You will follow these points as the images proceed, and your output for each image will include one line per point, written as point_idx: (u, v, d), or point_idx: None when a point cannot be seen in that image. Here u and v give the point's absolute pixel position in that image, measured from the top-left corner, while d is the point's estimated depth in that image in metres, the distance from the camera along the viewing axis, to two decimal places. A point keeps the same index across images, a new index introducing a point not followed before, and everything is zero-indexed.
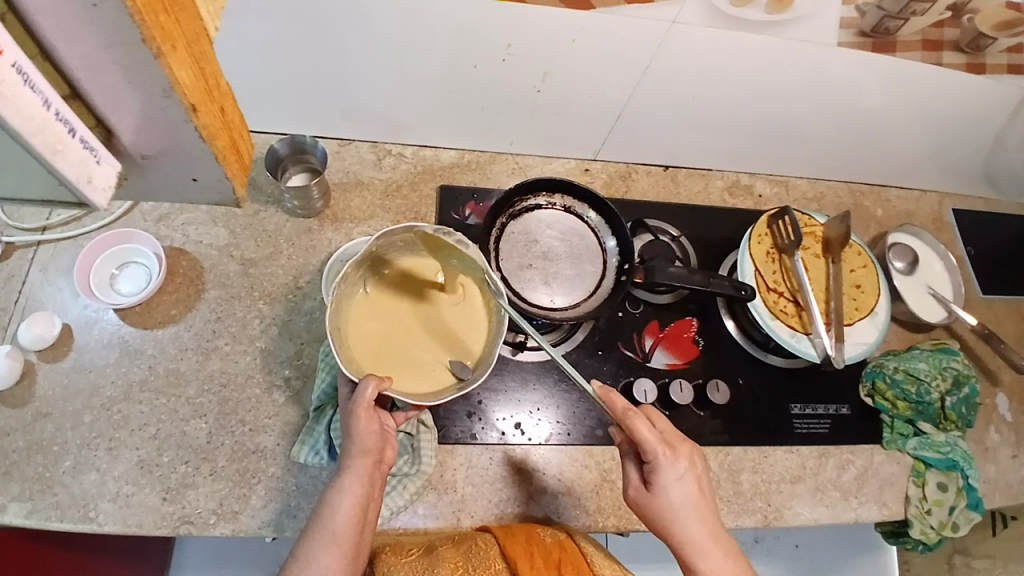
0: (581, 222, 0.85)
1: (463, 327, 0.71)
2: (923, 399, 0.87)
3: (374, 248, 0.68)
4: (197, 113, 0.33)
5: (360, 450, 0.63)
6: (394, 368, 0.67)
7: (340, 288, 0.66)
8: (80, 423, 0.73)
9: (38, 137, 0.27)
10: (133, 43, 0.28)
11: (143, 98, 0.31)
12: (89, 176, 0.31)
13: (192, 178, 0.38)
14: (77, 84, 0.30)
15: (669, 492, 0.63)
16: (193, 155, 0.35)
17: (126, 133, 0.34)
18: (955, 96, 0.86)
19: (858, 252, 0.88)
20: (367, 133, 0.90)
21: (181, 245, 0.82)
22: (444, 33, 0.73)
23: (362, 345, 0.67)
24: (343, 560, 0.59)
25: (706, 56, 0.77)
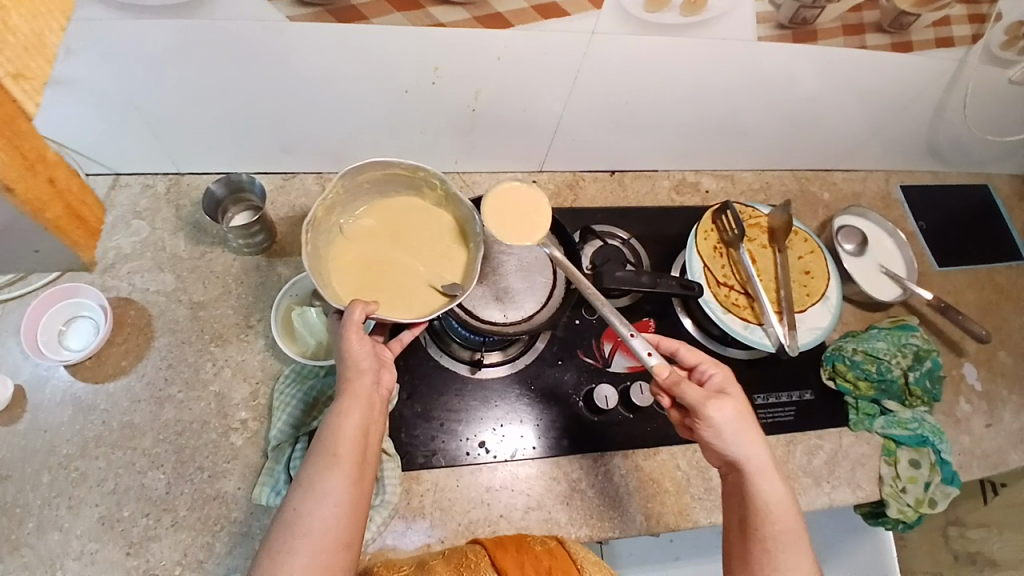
0: None
1: (441, 254, 0.75)
2: (884, 377, 0.88)
3: (339, 190, 0.72)
4: (13, 192, 0.30)
5: (359, 370, 0.63)
6: (382, 294, 0.71)
7: (316, 235, 0.72)
8: (39, 483, 0.72)
9: None
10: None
11: None
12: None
13: (33, 250, 0.34)
14: None
15: (736, 410, 0.64)
16: (21, 228, 0.32)
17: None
18: (883, 77, 0.88)
19: (804, 239, 0.90)
20: (311, 166, 0.90)
21: (129, 295, 0.81)
22: (371, 65, 0.73)
23: (347, 279, 0.72)
24: (353, 475, 0.58)
25: (633, 60, 0.78)
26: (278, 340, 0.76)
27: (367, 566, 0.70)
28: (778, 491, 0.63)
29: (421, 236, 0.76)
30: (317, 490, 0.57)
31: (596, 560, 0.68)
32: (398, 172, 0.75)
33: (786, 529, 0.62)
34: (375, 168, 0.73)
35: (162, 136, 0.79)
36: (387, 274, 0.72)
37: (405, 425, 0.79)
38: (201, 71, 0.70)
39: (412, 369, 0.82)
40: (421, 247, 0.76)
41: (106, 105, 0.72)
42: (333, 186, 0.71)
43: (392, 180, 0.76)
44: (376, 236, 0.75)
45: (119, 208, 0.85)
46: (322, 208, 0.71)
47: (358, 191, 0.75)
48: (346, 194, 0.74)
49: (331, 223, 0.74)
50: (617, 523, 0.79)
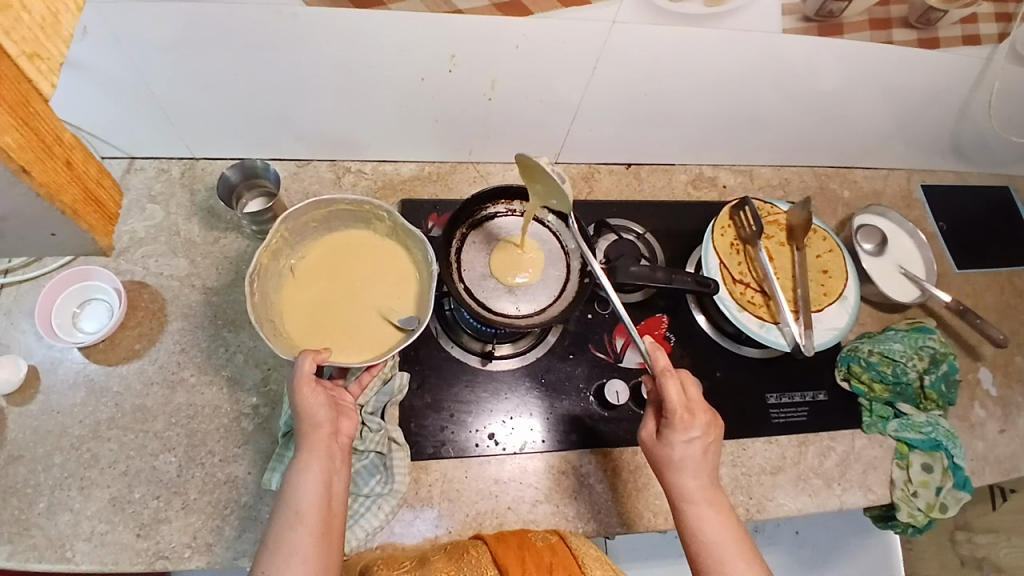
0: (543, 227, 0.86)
1: (395, 287, 0.74)
2: (900, 379, 0.86)
3: (284, 230, 0.71)
4: (22, 170, 0.40)
5: (314, 425, 0.64)
6: (337, 338, 0.70)
7: (264, 281, 0.71)
8: (52, 464, 0.73)
9: None
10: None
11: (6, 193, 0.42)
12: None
13: (51, 233, 0.50)
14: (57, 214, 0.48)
15: (681, 449, 0.68)
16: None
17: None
18: (906, 73, 0.86)
19: (823, 237, 0.88)
20: (325, 153, 0.90)
21: (142, 279, 0.81)
22: (388, 52, 0.73)
23: (299, 322, 0.71)
24: (316, 532, 0.60)
25: (654, 51, 0.77)
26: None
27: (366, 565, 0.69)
28: (718, 525, 0.66)
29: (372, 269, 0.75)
30: (282, 550, 0.58)
31: (598, 556, 0.66)
32: (345, 206, 0.74)
33: (728, 562, 0.64)
34: (321, 205, 0.72)
35: (177, 121, 0.79)
36: (338, 313, 0.72)
37: (415, 415, 0.79)
38: (212, 57, 0.69)
39: (423, 360, 0.82)
40: (373, 281, 0.74)
41: (120, 87, 0.71)
42: (275, 230, 0.70)
43: (338, 216, 0.75)
44: (326, 275, 0.74)
45: (133, 192, 0.85)
46: (266, 253, 0.70)
47: (304, 231, 0.74)
48: (291, 235, 0.73)
49: (280, 266, 0.73)
50: (623, 519, 0.79)
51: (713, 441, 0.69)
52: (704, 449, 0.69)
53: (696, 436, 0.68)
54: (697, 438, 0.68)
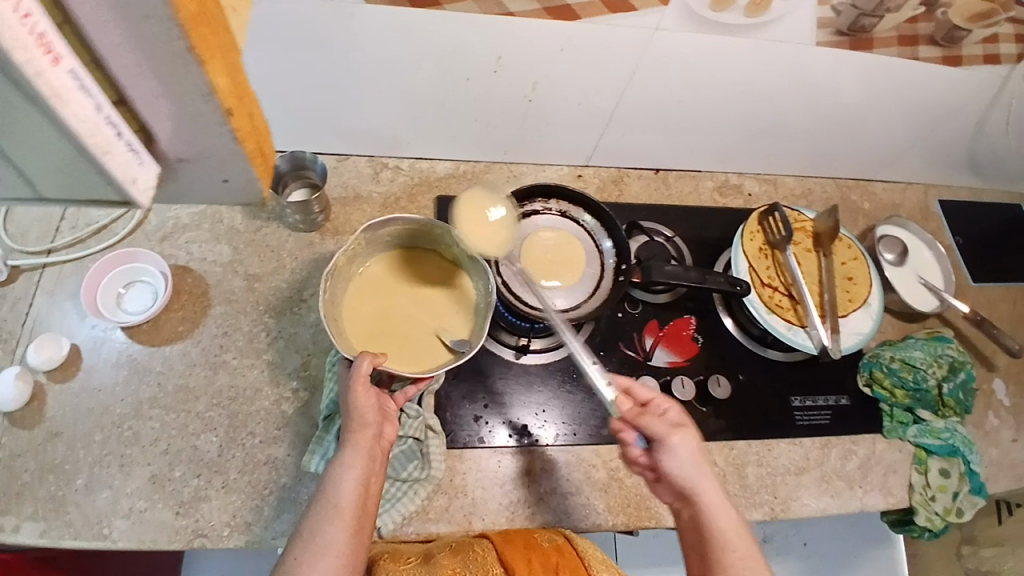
0: (577, 225, 0.86)
1: (452, 310, 0.76)
2: (920, 386, 0.88)
3: (362, 239, 0.74)
4: (233, 119, 0.27)
5: (362, 425, 0.65)
6: (391, 349, 0.72)
7: (334, 282, 0.73)
8: (92, 442, 0.74)
9: (83, 136, 0.23)
10: (177, 52, 0.23)
11: (179, 101, 0.25)
12: (133, 179, 0.27)
13: (222, 181, 0.31)
14: (123, 87, 0.25)
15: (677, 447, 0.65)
16: (225, 159, 0.29)
17: (175, 142, 0.28)
18: (928, 89, 0.89)
19: (848, 245, 0.91)
20: (364, 148, 0.92)
21: (186, 263, 0.83)
22: (434, 52, 0.75)
23: (359, 327, 0.73)
24: (350, 527, 0.60)
25: (693, 59, 0.80)
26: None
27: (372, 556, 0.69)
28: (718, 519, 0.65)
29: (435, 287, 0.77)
30: (315, 542, 0.59)
31: (604, 559, 0.69)
32: (421, 226, 0.76)
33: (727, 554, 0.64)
34: (400, 223, 0.74)
35: None
36: (396, 325, 0.74)
37: (451, 405, 0.81)
38: (269, 53, 0.72)
39: None
40: (433, 300, 0.76)
41: None
42: (356, 237, 0.72)
43: (411, 235, 0.78)
44: (392, 288, 0.76)
45: None
46: (344, 257, 0.72)
47: (379, 243, 0.77)
48: (366, 245, 0.76)
49: (351, 271, 0.76)
50: (652, 513, 0.80)
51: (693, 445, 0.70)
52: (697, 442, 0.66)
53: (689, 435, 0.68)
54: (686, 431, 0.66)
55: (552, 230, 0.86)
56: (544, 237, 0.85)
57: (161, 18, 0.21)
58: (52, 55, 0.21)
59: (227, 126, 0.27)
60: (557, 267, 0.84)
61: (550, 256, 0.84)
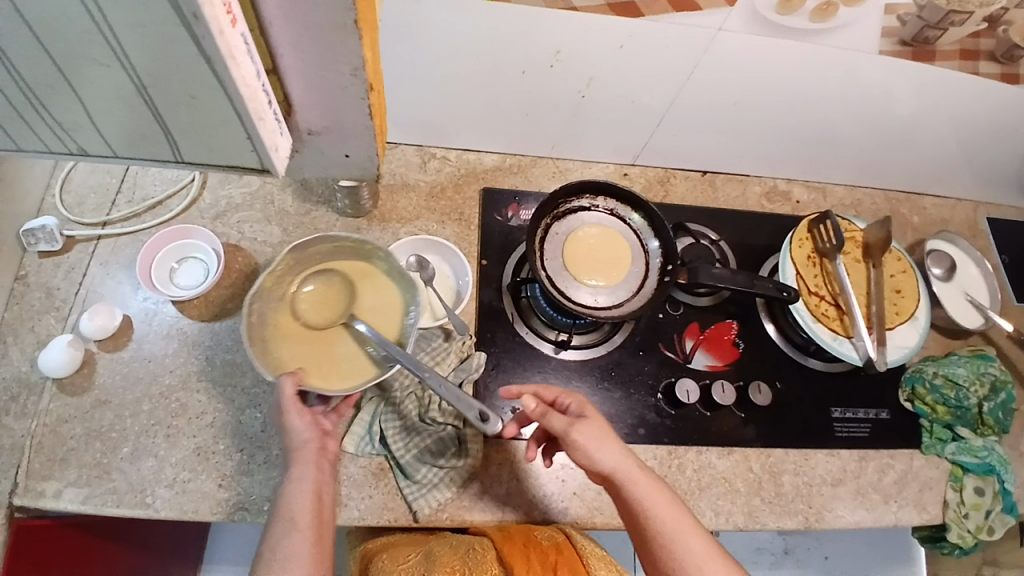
0: (625, 224, 0.86)
1: (385, 322, 0.73)
2: (962, 404, 0.87)
3: (289, 258, 0.71)
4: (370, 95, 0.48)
5: (302, 445, 0.65)
6: (320, 369, 0.70)
7: (262, 304, 0.70)
8: (139, 411, 0.75)
9: (252, 104, 0.40)
10: (337, 27, 0.40)
11: (336, 84, 0.46)
12: (275, 145, 0.45)
13: (345, 156, 0.55)
14: (282, 64, 0.44)
15: (591, 437, 0.62)
16: (352, 132, 0.52)
17: (316, 119, 0.50)
18: (988, 103, 0.87)
19: (897, 257, 0.90)
20: (414, 137, 0.93)
21: (236, 242, 0.84)
22: (494, 44, 0.76)
23: (287, 348, 0.70)
24: (309, 531, 0.60)
25: (750, 61, 0.79)
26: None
27: (372, 560, 0.70)
28: (659, 503, 0.62)
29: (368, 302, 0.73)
30: (278, 555, 0.57)
31: (602, 556, 0.70)
32: (348, 242, 0.73)
33: (681, 539, 0.61)
34: (327, 239, 0.71)
35: None
36: (323, 344, 0.71)
37: (489, 396, 0.81)
38: None
39: (498, 343, 0.84)
40: (367, 315, 0.73)
41: None
42: (282, 257, 0.69)
43: (341, 250, 0.74)
44: (324, 305, 0.73)
45: None
46: (268, 277, 0.69)
47: (309, 261, 0.73)
48: (295, 264, 0.72)
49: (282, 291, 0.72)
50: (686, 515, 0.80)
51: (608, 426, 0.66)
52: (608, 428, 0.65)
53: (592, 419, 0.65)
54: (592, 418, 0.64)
55: (601, 228, 0.85)
56: (591, 233, 0.85)
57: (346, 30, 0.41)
58: (239, 29, 0.36)
59: (357, 94, 0.47)
60: (601, 266, 0.83)
61: (595, 253, 0.84)
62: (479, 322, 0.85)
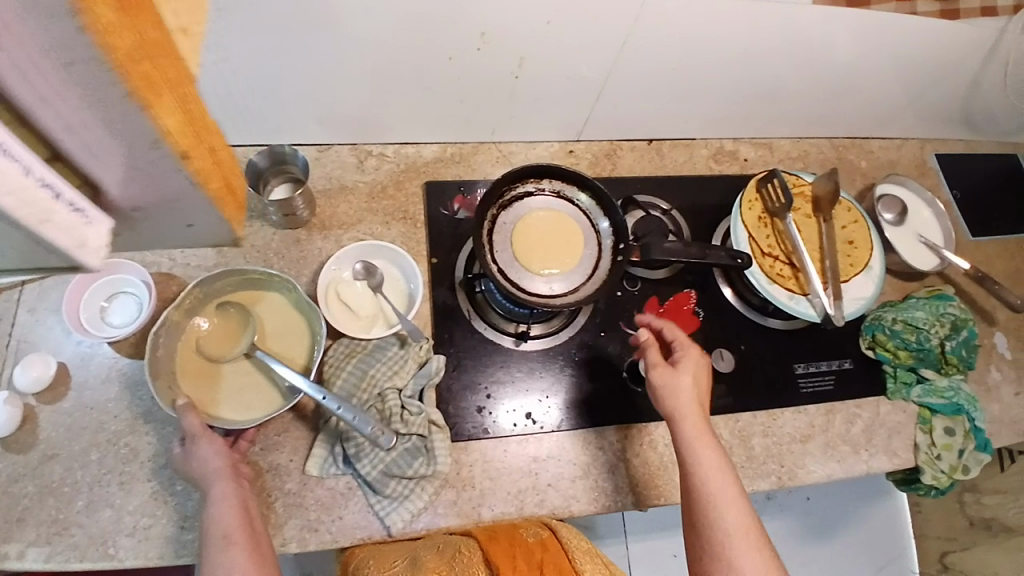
0: (572, 206, 0.83)
1: (291, 350, 0.75)
2: (923, 346, 0.88)
3: (197, 291, 0.74)
4: (189, 159, 0.29)
5: (214, 472, 0.65)
6: (226, 398, 0.72)
7: (170, 338, 0.72)
8: (89, 461, 0.73)
9: (21, 210, 0.24)
10: (118, 98, 0.24)
11: (127, 148, 0.27)
12: (82, 240, 0.28)
13: (188, 224, 0.35)
14: (58, 144, 0.26)
15: (675, 377, 0.69)
16: (184, 198, 0.32)
17: (127, 186, 0.30)
18: (928, 42, 0.85)
19: (848, 208, 0.89)
20: (346, 136, 0.88)
21: (169, 270, 0.80)
22: (415, 33, 0.71)
23: (195, 380, 0.72)
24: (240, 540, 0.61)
25: (685, 23, 0.76)
26: (340, 326, 0.77)
27: (357, 564, 0.68)
28: (714, 463, 0.65)
29: (271, 332, 0.76)
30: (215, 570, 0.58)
31: (588, 549, 0.68)
32: (256, 274, 0.76)
33: (720, 499, 0.63)
34: (234, 273, 0.74)
35: None
36: (230, 374, 0.73)
37: (453, 398, 0.79)
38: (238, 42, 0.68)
39: (457, 343, 0.82)
40: (272, 344, 0.75)
41: None
42: (188, 290, 0.72)
43: (250, 282, 0.77)
44: (225, 335, 0.75)
45: None
46: (176, 311, 0.72)
47: (219, 294, 0.76)
48: (204, 297, 0.75)
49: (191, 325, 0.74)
50: (662, 491, 0.80)
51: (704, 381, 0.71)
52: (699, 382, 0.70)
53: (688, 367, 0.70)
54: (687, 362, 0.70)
55: (548, 211, 0.82)
56: (537, 219, 0.82)
57: (94, 64, 0.22)
58: None
59: (181, 168, 0.29)
60: (551, 251, 0.81)
61: (543, 238, 0.81)
62: (435, 324, 0.82)
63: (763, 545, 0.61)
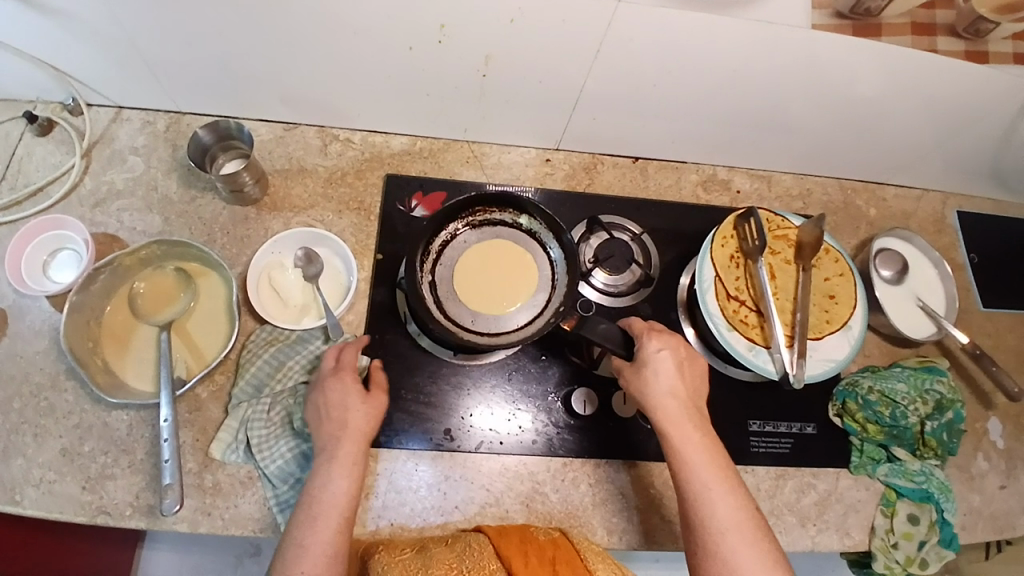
0: (522, 232, 0.76)
1: (201, 346, 0.74)
2: (898, 423, 0.78)
3: (155, 246, 0.74)
4: None
5: (343, 428, 0.64)
6: (125, 354, 0.73)
7: (113, 276, 0.73)
8: (9, 409, 0.73)
9: None
10: None
11: None
12: None
13: None
14: None
15: (654, 365, 0.66)
16: None
17: None
18: (952, 86, 0.75)
19: (835, 258, 0.81)
20: (312, 118, 0.85)
21: (115, 232, 0.80)
22: (373, 20, 0.68)
23: (112, 322, 0.73)
24: (341, 521, 0.60)
25: (668, 40, 0.70)
26: (266, 314, 0.75)
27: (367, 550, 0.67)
28: (698, 445, 0.63)
29: (199, 310, 0.75)
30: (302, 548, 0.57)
31: (599, 552, 0.65)
32: (210, 256, 0.75)
33: (710, 489, 0.60)
34: (192, 246, 0.74)
35: (167, 76, 0.77)
36: (142, 334, 0.73)
37: None
38: (189, 10, 0.66)
39: (386, 346, 0.79)
40: (188, 329, 0.74)
41: (93, 27, 0.69)
42: (144, 243, 0.72)
43: (206, 259, 0.76)
44: (161, 295, 0.75)
45: (118, 142, 0.84)
46: (126, 256, 0.72)
47: (176, 255, 0.76)
48: (161, 252, 0.75)
49: (140, 270, 0.75)
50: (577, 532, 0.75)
51: (688, 366, 0.67)
52: (680, 365, 0.67)
53: (668, 356, 0.67)
54: (667, 350, 0.67)
55: (513, 249, 0.75)
56: (487, 250, 0.75)
57: None
58: None
59: None
60: (501, 295, 0.73)
61: (498, 278, 0.74)
62: (368, 323, 0.79)
63: (759, 526, 0.60)
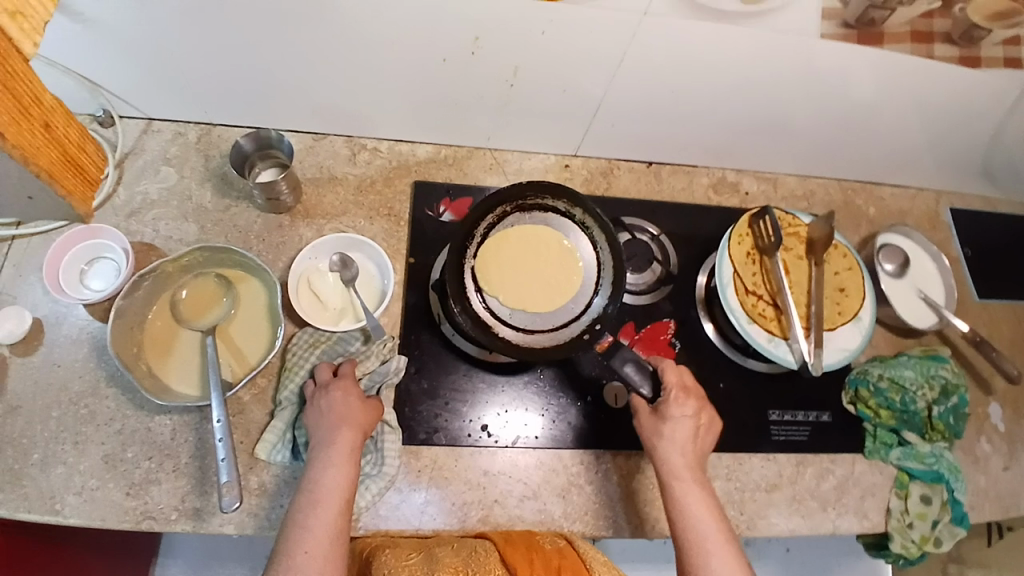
0: (570, 220, 0.79)
1: (245, 349, 0.75)
2: (908, 408, 0.83)
3: (197, 254, 0.75)
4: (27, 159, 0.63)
5: (339, 420, 0.67)
6: (170, 359, 0.74)
7: (155, 284, 0.75)
8: (49, 418, 0.74)
9: None
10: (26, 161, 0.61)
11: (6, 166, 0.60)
12: None
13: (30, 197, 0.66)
14: None
15: (671, 422, 0.68)
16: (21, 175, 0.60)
17: None
18: (943, 90, 0.81)
19: (844, 253, 0.86)
20: (341, 128, 0.88)
21: (151, 241, 0.82)
22: (414, 31, 0.71)
23: (156, 328, 0.75)
24: (340, 509, 0.61)
25: (686, 54, 0.75)
26: (308, 317, 0.77)
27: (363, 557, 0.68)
28: (703, 505, 0.64)
29: (241, 315, 0.77)
30: (302, 530, 0.59)
31: (606, 562, 0.65)
32: (253, 263, 0.76)
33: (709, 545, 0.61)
34: (235, 253, 0.75)
35: (203, 89, 0.80)
36: (186, 339, 0.75)
37: (410, 400, 0.79)
38: (230, 23, 0.69)
39: (423, 346, 0.81)
40: (231, 334, 0.76)
41: (140, 45, 0.71)
42: (187, 250, 0.73)
43: (247, 266, 0.78)
44: (203, 302, 0.76)
45: (149, 153, 0.85)
46: (170, 264, 0.74)
47: (219, 261, 0.78)
48: (203, 259, 0.76)
49: (181, 278, 0.77)
50: (611, 522, 0.78)
51: (704, 429, 0.69)
52: (697, 431, 0.69)
53: (688, 418, 0.69)
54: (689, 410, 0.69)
55: (563, 244, 0.78)
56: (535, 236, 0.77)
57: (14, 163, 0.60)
58: None
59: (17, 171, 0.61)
60: (545, 292, 0.76)
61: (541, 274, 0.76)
62: (403, 325, 0.82)
63: None
